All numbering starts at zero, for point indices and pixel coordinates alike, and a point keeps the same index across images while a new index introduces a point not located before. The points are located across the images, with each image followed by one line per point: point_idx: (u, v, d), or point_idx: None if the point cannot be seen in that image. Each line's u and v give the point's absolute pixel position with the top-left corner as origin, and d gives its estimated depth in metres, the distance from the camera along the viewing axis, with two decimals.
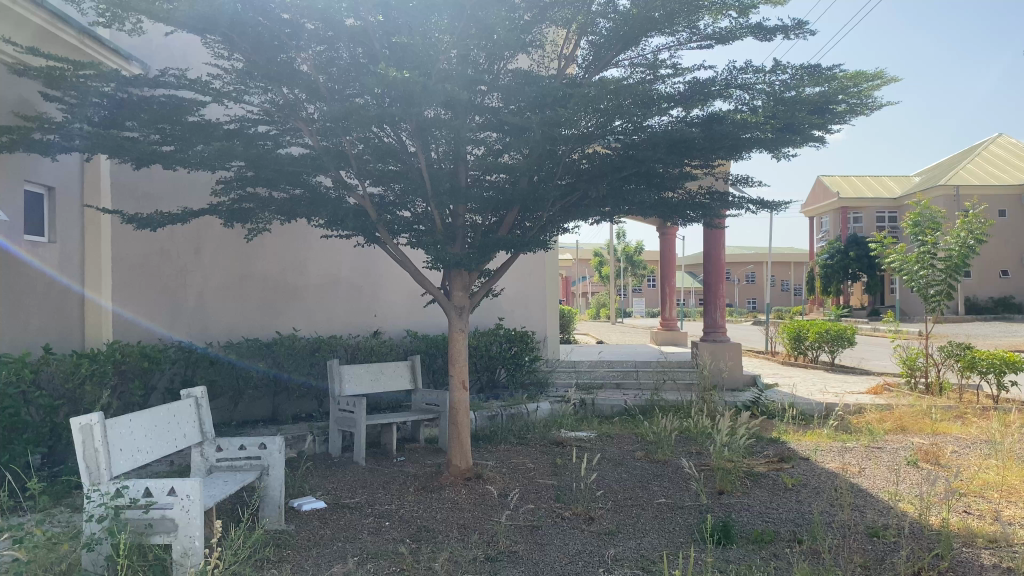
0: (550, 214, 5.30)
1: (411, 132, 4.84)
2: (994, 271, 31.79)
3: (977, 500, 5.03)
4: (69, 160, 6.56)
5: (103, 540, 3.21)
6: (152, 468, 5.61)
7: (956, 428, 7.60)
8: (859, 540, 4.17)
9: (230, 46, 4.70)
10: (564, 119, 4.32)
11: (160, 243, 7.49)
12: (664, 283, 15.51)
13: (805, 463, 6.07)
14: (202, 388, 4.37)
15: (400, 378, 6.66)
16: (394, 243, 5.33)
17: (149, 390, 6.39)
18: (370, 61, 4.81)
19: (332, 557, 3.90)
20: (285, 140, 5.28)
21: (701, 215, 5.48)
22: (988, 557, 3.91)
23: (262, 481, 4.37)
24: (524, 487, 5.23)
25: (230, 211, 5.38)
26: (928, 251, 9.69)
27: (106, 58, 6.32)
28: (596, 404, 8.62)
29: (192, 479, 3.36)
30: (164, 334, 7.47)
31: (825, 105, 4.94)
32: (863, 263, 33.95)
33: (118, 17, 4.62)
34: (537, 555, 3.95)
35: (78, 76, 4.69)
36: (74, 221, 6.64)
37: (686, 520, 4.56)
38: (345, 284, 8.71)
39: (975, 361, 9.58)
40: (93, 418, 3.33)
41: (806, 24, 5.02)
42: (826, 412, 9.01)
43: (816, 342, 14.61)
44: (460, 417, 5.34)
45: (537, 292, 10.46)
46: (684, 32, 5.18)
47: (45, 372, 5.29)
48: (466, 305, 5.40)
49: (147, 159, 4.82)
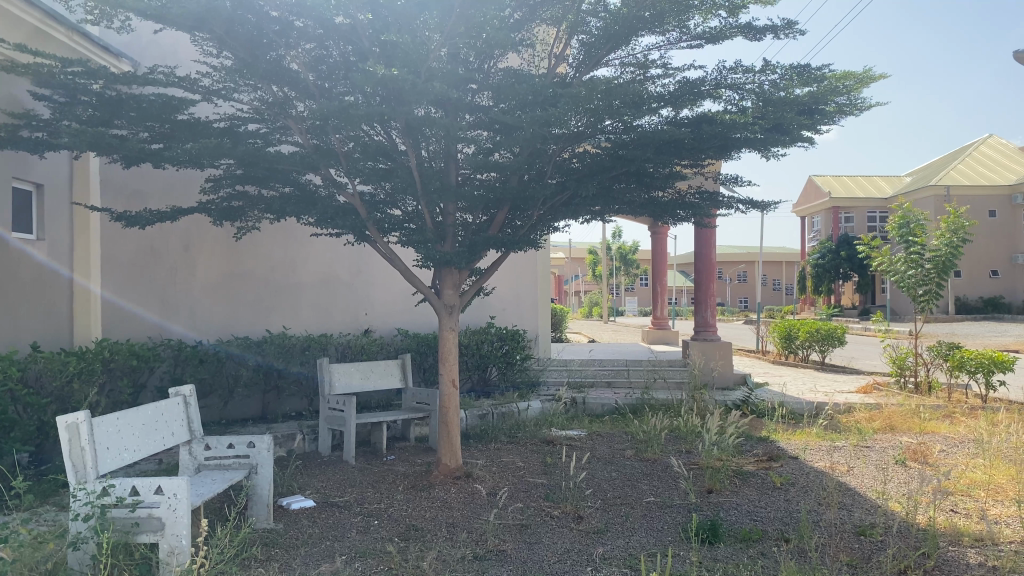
0: (540, 213, 5.29)
1: (400, 130, 4.83)
2: (985, 271, 31.94)
3: (965, 499, 5.06)
4: (60, 157, 6.53)
5: (89, 539, 3.20)
6: (140, 467, 5.60)
7: (945, 427, 7.63)
8: (847, 539, 4.18)
9: (219, 44, 4.68)
10: (554, 117, 4.34)
11: (150, 240, 7.53)
12: (656, 282, 15.34)
13: (793, 462, 6.10)
14: (190, 386, 4.36)
15: (390, 377, 6.64)
16: (383, 241, 5.31)
17: (138, 388, 6.38)
18: (359, 59, 4.79)
19: (320, 555, 3.90)
20: (274, 138, 5.22)
21: (691, 214, 5.44)
22: (974, 556, 3.94)
23: (250, 480, 4.36)
24: (514, 486, 5.23)
25: (220, 209, 5.37)
26: (916, 252, 9.78)
27: (97, 55, 6.30)
28: (586, 402, 8.67)
29: (178, 478, 3.35)
30: (153, 333, 7.52)
31: (814, 105, 4.97)
32: (854, 263, 34.07)
33: (107, 13, 4.60)
34: (525, 554, 3.95)
35: (67, 73, 4.67)
36: (63, 220, 6.61)
37: (675, 519, 4.58)
38: (336, 283, 8.68)
39: (964, 361, 9.64)
40: (79, 417, 3.31)
41: (795, 24, 5.04)
42: (816, 412, 9.04)
43: (807, 341, 14.67)
44: (451, 416, 5.33)
45: (528, 292, 10.47)
46: (674, 31, 5.18)
47: (33, 370, 5.26)
48: (456, 304, 5.40)
49: (135, 157, 4.80)
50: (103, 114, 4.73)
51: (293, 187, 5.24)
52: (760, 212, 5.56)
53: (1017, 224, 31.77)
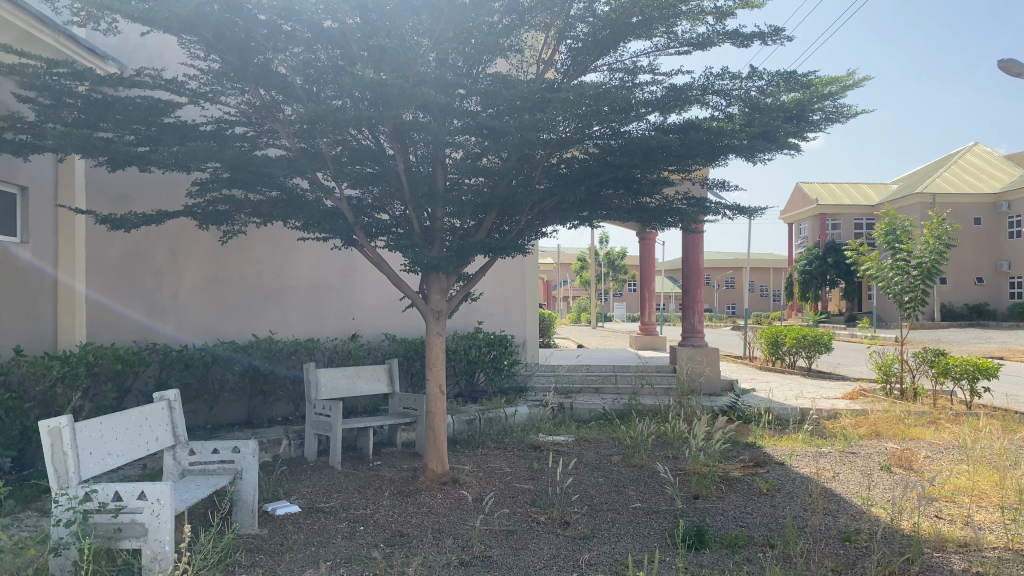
0: (528, 219, 5.30)
1: (388, 135, 4.83)
2: (970, 277, 32.28)
3: (950, 504, 5.10)
4: (44, 159, 6.45)
5: (71, 544, 3.17)
6: (124, 472, 5.55)
7: (930, 433, 7.69)
8: (832, 545, 4.20)
9: (207, 47, 4.65)
10: (543, 123, 4.36)
11: (135, 243, 7.49)
12: (646, 288, 15.37)
13: (780, 467, 6.14)
14: (174, 391, 4.37)
15: (377, 382, 6.57)
16: (371, 246, 5.28)
17: (123, 392, 6.33)
18: (348, 63, 4.82)
19: (305, 561, 3.86)
20: (262, 142, 5.20)
21: (678, 220, 5.40)
22: (958, 562, 3.96)
23: (234, 485, 4.31)
24: (500, 491, 5.23)
25: (205, 213, 5.34)
26: (902, 258, 9.85)
27: (83, 57, 6.26)
28: (574, 408, 8.68)
29: (162, 482, 3.32)
30: (139, 338, 7.50)
31: (799, 112, 5.02)
32: (841, 270, 34.30)
33: (94, 16, 4.56)
34: (511, 561, 3.93)
35: (52, 75, 4.63)
36: (48, 221, 6.53)
37: (661, 525, 4.58)
38: (323, 287, 8.63)
39: (950, 367, 9.70)
40: (62, 421, 3.27)
41: (783, 31, 5.08)
42: (802, 417, 9.10)
43: (793, 347, 14.74)
44: (437, 422, 5.32)
45: (515, 296, 10.46)
46: (662, 36, 5.21)
47: (16, 374, 5.20)
48: (444, 309, 5.37)
49: (121, 160, 4.76)
50: (89, 117, 4.69)
51: (280, 191, 5.26)
52: (746, 218, 5.59)
53: (1001, 230, 32.15)
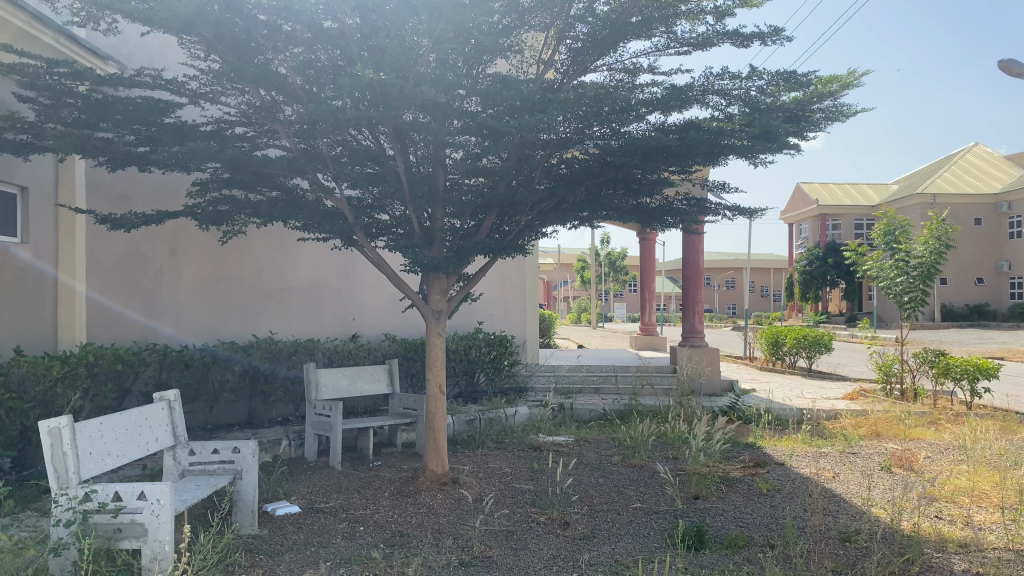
0: (528, 219, 5.29)
1: (388, 135, 4.82)
2: (971, 277, 32.27)
3: (950, 505, 5.10)
4: (45, 159, 6.46)
5: (70, 544, 3.17)
6: (124, 472, 5.56)
7: (930, 433, 7.71)
8: (832, 544, 4.19)
9: (207, 47, 4.66)
10: (542, 123, 4.36)
11: (135, 243, 7.50)
12: (647, 287, 15.36)
13: (780, 467, 6.14)
14: (175, 391, 4.37)
15: (377, 382, 6.56)
16: (371, 246, 5.28)
17: (122, 392, 6.32)
18: (348, 64, 4.83)
19: (304, 561, 3.86)
20: (262, 142, 5.20)
21: (678, 220, 5.40)
22: (959, 562, 3.95)
23: (234, 485, 4.31)
24: (500, 491, 5.23)
25: (205, 213, 5.34)
26: (901, 259, 9.83)
27: (83, 57, 6.26)
28: (574, 408, 8.67)
29: (161, 482, 3.31)
30: (138, 338, 7.52)
31: (799, 112, 5.02)
32: (841, 271, 34.30)
33: (93, 16, 4.56)
34: (511, 561, 3.93)
35: (52, 74, 4.63)
36: (48, 221, 6.53)
37: (661, 525, 4.58)
38: (323, 287, 8.63)
39: (951, 368, 9.69)
40: (61, 422, 3.28)
41: (782, 31, 5.08)
42: (802, 418, 9.10)
43: (793, 348, 14.74)
44: (437, 422, 5.31)
45: (515, 296, 10.46)
46: (662, 36, 5.21)
47: (16, 374, 5.20)
48: (444, 309, 5.37)
49: (122, 160, 4.75)
50: (89, 117, 4.69)
51: (280, 192, 5.26)
52: (745, 219, 5.59)
53: (1001, 231, 32.12)
